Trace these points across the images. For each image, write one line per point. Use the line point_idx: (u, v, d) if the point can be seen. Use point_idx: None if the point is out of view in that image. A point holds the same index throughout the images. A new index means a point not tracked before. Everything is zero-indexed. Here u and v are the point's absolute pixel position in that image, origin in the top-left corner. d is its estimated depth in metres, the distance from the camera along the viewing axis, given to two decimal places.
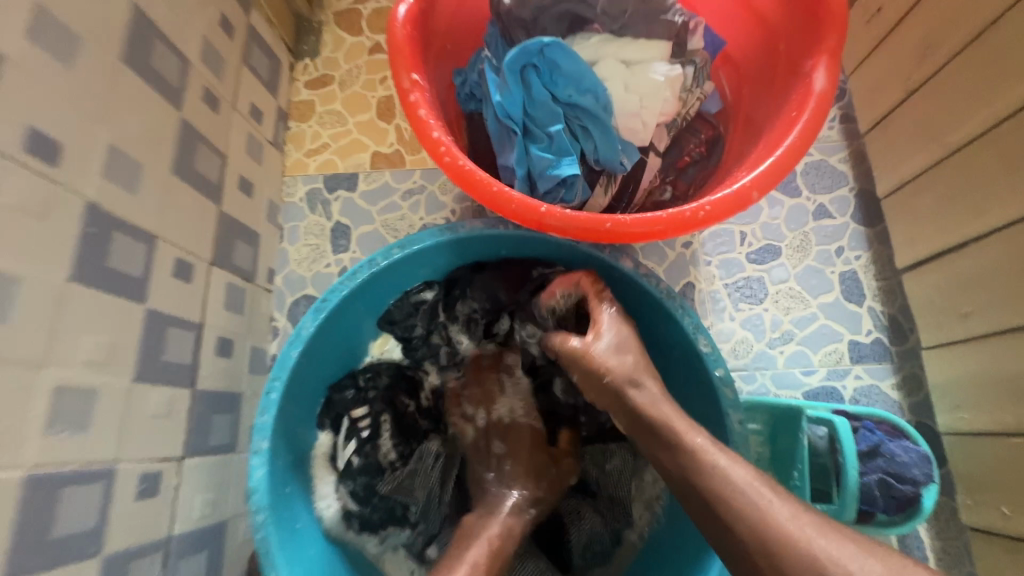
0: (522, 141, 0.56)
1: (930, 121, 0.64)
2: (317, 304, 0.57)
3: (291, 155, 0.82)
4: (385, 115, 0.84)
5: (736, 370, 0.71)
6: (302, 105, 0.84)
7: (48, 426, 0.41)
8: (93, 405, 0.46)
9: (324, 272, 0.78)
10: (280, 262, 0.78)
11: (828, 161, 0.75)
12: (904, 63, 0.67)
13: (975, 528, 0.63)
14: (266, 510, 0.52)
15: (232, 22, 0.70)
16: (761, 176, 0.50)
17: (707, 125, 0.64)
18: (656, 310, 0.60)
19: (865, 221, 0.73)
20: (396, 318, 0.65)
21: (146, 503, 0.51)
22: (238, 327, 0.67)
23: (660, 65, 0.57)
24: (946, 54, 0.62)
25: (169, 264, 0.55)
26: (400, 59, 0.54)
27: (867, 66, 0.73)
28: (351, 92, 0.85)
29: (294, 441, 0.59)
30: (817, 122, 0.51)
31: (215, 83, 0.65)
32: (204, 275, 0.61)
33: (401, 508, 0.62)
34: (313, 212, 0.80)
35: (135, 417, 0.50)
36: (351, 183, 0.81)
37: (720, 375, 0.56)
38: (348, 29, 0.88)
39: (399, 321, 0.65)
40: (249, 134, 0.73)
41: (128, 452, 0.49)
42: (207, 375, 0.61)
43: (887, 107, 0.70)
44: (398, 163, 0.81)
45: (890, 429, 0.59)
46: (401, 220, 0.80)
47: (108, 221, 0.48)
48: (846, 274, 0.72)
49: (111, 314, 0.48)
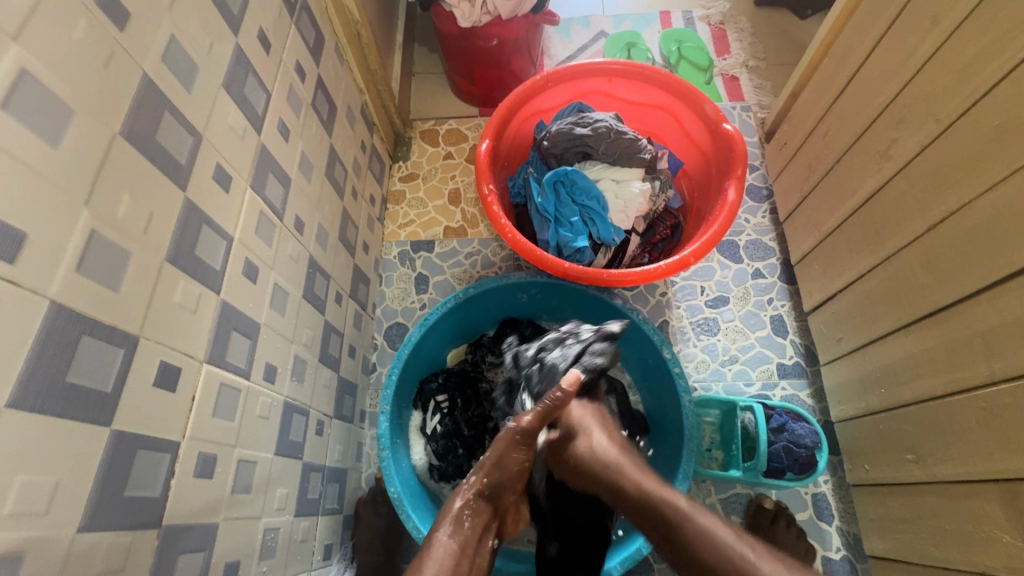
0: (553, 225, 0.92)
1: (809, 217, 0.97)
2: (422, 321, 0.91)
3: (388, 227, 1.19)
4: (454, 202, 1.21)
5: (698, 381, 1.00)
6: (397, 192, 1.22)
7: (291, 377, 0.73)
8: (304, 369, 0.77)
9: (410, 307, 1.12)
10: (380, 299, 1.12)
11: (762, 239, 1.09)
12: (797, 179, 1.01)
13: (856, 484, 0.88)
14: (387, 449, 0.84)
15: (365, 142, 1.08)
16: (697, 249, 0.84)
17: (671, 216, 1.00)
18: (637, 331, 0.93)
19: (788, 281, 1.06)
20: (484, 341, 1.01)
21: (319, 439, 0.81)
22: (358, 339, 1.00)
23: (636, 182, 0.93)
24: (813, 179, 0.95)
25: (332, 293, 0.89)
26: (483, 176, 0.89)
27: (781, 179, 1.08)
28: (431, 184, 1.23)
29: (401, 411, 0.92)
30: (732, 218, 0.85)
31: (355, 183, 1.03)
32: (346, 302, 0.95)
33: (467, 466, 0.92)
34: (402, 266, 1.15)
35: (318, 384, 0.81)
36: (430, 247, 1.16)
37: (677, 370, 0.88)
38: (429, 143, 1.28)
39: (486, 342, 1.01)
40: (368, 214, 1.09)
41: (315, 402, 0.80)
42: (343, 367, 0.93)
43: (790, 208, 1.04)
44: (462, 234, 1.17)
45: (794, 415, 0.89)
46: (463, 273, 1.14)
47: (314, 265, 0.82)
48: (775, 316, 1.03)
49: (313, 318, 0.80)
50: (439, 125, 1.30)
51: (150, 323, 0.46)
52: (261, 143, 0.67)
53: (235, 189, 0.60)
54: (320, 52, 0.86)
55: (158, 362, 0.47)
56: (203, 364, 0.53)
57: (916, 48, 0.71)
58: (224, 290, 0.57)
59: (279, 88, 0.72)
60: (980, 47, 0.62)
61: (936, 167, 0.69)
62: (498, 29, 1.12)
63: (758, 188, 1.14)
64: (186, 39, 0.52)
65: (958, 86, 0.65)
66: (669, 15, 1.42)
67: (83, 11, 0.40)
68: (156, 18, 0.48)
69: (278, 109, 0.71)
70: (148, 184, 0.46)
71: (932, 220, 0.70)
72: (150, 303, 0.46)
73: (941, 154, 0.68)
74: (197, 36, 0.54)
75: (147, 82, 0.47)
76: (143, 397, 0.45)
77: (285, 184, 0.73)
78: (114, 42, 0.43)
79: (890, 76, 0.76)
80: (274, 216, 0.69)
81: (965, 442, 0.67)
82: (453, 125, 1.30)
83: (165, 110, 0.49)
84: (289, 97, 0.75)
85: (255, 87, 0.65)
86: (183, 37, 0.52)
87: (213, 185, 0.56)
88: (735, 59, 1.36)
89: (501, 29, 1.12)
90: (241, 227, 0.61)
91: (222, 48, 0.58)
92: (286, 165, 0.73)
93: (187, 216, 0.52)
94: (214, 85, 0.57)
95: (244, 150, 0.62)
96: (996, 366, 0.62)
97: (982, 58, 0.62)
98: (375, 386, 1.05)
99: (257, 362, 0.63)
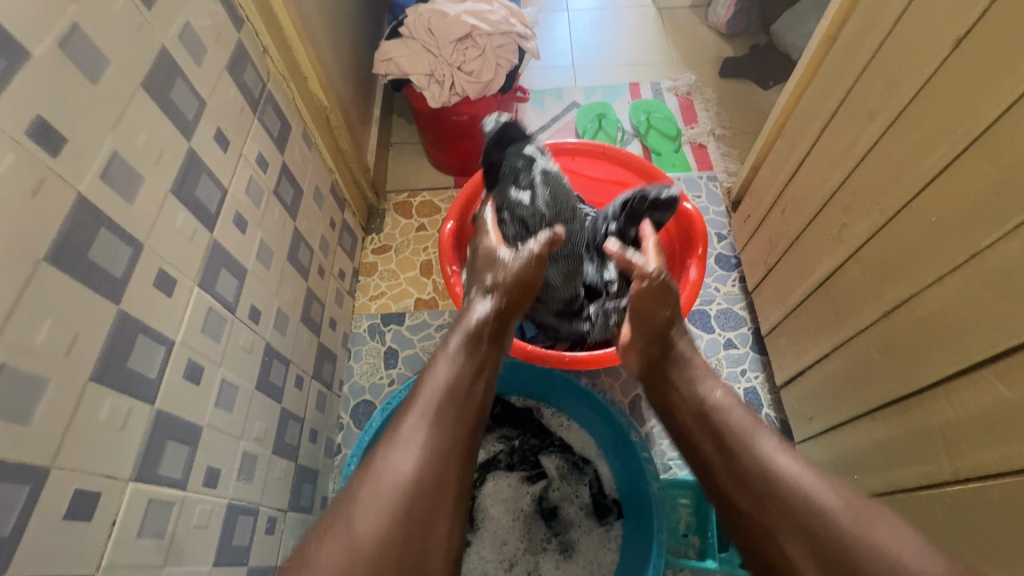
0: None
1: (775, 289, 0.97)
2: (383, 406, 0.88)
3: (359, 300, 1.18)
4: (426, 273, 1.21)
5: (673, 459, 0.97)
6: (369, 264, 1.22)
7: (238, 476, 0.69)
8: (253, 466, 0.73)
9: (378, 383, 1.09)
10: (348, 375, 1.10)
11: (733, 309, 1.09)
12: (761, 250, 1.02)
13: None
14: None
15: (335, 220, 1.10)
16: None
17: None
18: (604, 412, 0.92)
19: (760, 351, 1.05)
20: None
21: (270, 537, 0.77)
22: (321, 420, 0.97)
23: None
24: (776, 254, 0.97)
25: (292, 377, 0.87)
26: (446, 257, 0.89)
27: (747, 250, 1.09)
28: (403, 256, 1.23)
29: None
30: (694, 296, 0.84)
31: (322, 260, 1.02)
32: (307, 385, 0.93)
33: None
34: (372, 340, 1.13)
35: (270, 478, 0.78)
36: (400, 319, 1.16)
37: (646, 456, 0.85)
38: (403, 215, 1.29)
39: None
40: (337, 290, 1.09)
41: (267, 499, 0.77)
42: (303, 455, 0.89)
43: (757, 279, 1.05)
44: (434, 306, 1.17)
45: None
46: (433, 345, 1.13)
47: (271, 352, 0.80)
48: (748, 387, 1.02)
49: (267, 408, 0.78)
50: (413, 196, 1.32)
51: (65, 450, 0.44)
52: (213, 240, 0.67)
53: (179, 292, 0.59)
54: (285, 142, 0.87)
55: (73, 491, 0.45)
56: (129, 483, 0.51)
57: (857, 138, 0.73)
58: (160, 399, 0.55)
59: (237, 182, 0.73)
60: (912, 144, 0.64)
61: (884, 253, 0.70)
62: (468, 107, 1.16)
63: (727, 257, 1.15)
64: (131, 152, 0.53)
65: (898, 178, 0.66)
66: (637, 87, 1.49)
67: (9, 145, 0.41)
68: (99, 137, 0.49)
69: (235, 203, 0.72)
70: (74, 304, 0.46)
71: (887, 306, 0.70)
72: (68, 430, 0.44)
73: (887, 244, 0.69)
74: (145, 148, 0.55)
75: (82, 202, 0.47)
76: (51, 534, 0.43)
77: (240, 276, 0.72)
78: (46, 168, 0.44)
79: (837, 163, 0.78)
80: (225, 310, 0.69)
81: (941, 540, 0.64)
82: (426, 196, 1.32)
83: (101, 225, 0.49)
84: (248, 190, 0.75)
85: (208, 185, 0.66)
86: (128, 151, 0.53)
87: (154, 292, 0.55)
88: (701, 127, 1.41)
89: (471, 107, 1.16)
90: (184, 329, 0.60)
91: (170, 154, 0.59)
92: (243, 257, 0.73)
93: (119, 329, 0.51)
94: (161, 192, 0.57)
95: (191, 251, 0.62)
96: (959, 464, 0.61)
97: (916, 153, 0.64)
98: (339, 469, 1.01)
99: (197, 468, 0.61)
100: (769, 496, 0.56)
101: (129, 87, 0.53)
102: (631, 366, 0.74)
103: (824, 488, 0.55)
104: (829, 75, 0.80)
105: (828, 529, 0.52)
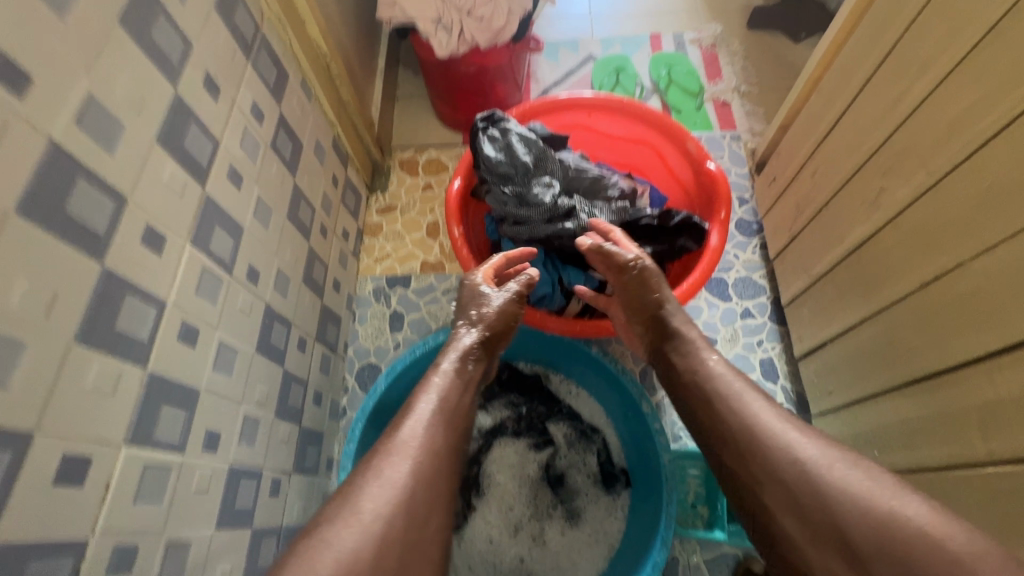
0: None
1: (799, 257, 0.92)
2: (386, 371, 0.86)
3: (363, 261, 1.14)
4: (432, 235, 1.17)
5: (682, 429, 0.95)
6: (373, 225, 1.18)
7: (240, 440, 0.68)
8: (256, 429, 0.72)
9: (383, 347, 1.07)
10: (353, 338, 1.08)
11: (752, 277, 1.04)
12: (786, 215, 0.97)
13: None
14: None
15: (338, 177, 1.05)
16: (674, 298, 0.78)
17: None
18: (615, 380, 0.89)
19: (779, 322, 1.01)
20: None
21: (274, 498, 0.76)
22: (325, 383, 0.96)
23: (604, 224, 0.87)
24: (803, 219, 0.91)
25: (294, 340, 0.85)
26: (451, 219, 0.84)
27: (771, 215, 1.03)
28: (409, 216, 1.19)
29: None
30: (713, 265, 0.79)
31: (324, 219, 0.98)
32: (310, 348, 0.90)
33: None
34: (377, 302, 1.11)
35: (273, 441, 0.77)
36: (406, 282, 1.12)
37: (657, 427, 0.82)
38: (408, 173, 1.24)
39: None
40: (341, 251, 1.05)
41: (270, 461, 0.76)
42: (307, 417, 0.88)
43: (779, 247, 0.99)
44: (440, 269, 1.13)
45: None
46: (439, 309, 1.10)
47: (272, 314, 0.78)
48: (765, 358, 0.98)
49: (268, 372, 0.76)
50: (419, 154, 1.26)
51: (49, 416, 0.42)
52: (205, 195, 0.62)
53: (169, 251, 0.56)
54: (282, 91, 0.82)
55: (60, 458, 0.43)
56: (122, 449, 0.49)
57: (906, 92, 0.66)
58: (152, 363, 0.53)
59: (230, 133, 0.68)
60: (973, 98, 0.57)
61: (927, 219, 0.64)
62: (477, 57, 1.08)
63: (748, 222, 1.09)
64: (108, 97, 0.48)
65: (951, 137, 0.60)
66: (659, 38, 1.39)
67: None
68: (70, 78, 0.45)
69: (228, 156, 0.67)
70: (50, 262, 0.42)
71: (925, 277, 0.65)
72: (50, 397, 0.42)
73: (932, 210, 0.63)
74: (123, 92, 0.50)
75: (53, 151, 0.43)
76: (38, 501, 0.41)
77: (236, 235, 0.69)
78: (9, 111, 0.39)
79: (880, 120, 0.71)
80: (221, 270, 0.65)
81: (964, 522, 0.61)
82: (433, 154, 1.26)
83: (78, 175, 0.45)
84: (242, 142, 0.71)
85: (198, 135, 0.61)
86: (104, 95, 0.48)
87: (141, 250, 0.52)
88: (726, 83, 1.32)
89: (480, 57, 1.08)
90: (176, 290, 0.57)
91: (154, 101, 0.54)
92: (239, 215, 0.69)
93: (103, 290, 0.47)
94: (145, 141, 0.53)
95: (182, 207, 0.58)
96: (993, 447, 0.57)
97: (975, 109, 0.57)
98: (345, 431, 1.01)
99: (195, 432, 0.59)
100: (745, 447, 0.56)
101: (104, 22, 0.48)
102: (637, 346, 0.81)
103: (797, 435, 0.55)
104: (878, 20, 0.72)
105: (810, 482, 0.51)
